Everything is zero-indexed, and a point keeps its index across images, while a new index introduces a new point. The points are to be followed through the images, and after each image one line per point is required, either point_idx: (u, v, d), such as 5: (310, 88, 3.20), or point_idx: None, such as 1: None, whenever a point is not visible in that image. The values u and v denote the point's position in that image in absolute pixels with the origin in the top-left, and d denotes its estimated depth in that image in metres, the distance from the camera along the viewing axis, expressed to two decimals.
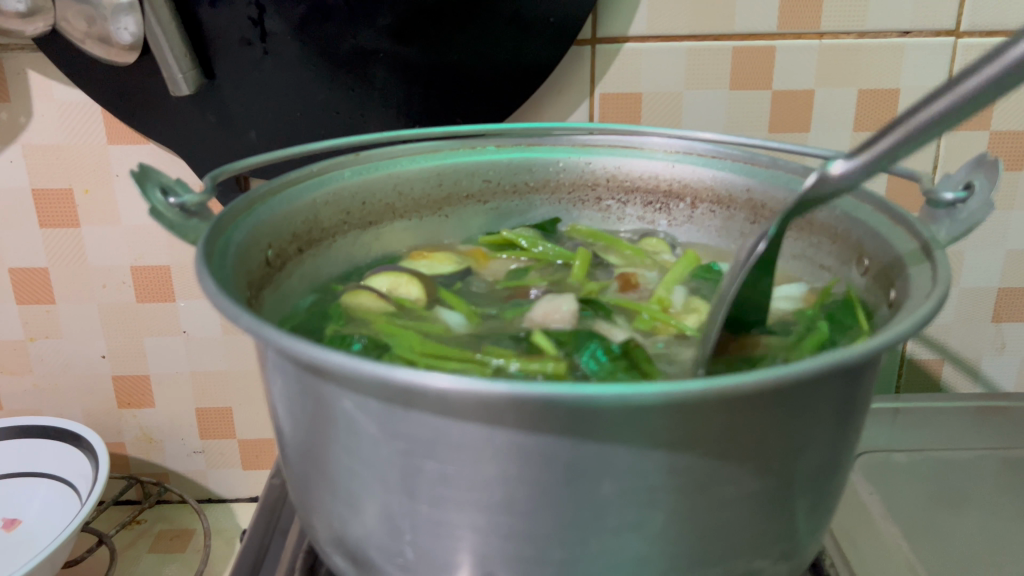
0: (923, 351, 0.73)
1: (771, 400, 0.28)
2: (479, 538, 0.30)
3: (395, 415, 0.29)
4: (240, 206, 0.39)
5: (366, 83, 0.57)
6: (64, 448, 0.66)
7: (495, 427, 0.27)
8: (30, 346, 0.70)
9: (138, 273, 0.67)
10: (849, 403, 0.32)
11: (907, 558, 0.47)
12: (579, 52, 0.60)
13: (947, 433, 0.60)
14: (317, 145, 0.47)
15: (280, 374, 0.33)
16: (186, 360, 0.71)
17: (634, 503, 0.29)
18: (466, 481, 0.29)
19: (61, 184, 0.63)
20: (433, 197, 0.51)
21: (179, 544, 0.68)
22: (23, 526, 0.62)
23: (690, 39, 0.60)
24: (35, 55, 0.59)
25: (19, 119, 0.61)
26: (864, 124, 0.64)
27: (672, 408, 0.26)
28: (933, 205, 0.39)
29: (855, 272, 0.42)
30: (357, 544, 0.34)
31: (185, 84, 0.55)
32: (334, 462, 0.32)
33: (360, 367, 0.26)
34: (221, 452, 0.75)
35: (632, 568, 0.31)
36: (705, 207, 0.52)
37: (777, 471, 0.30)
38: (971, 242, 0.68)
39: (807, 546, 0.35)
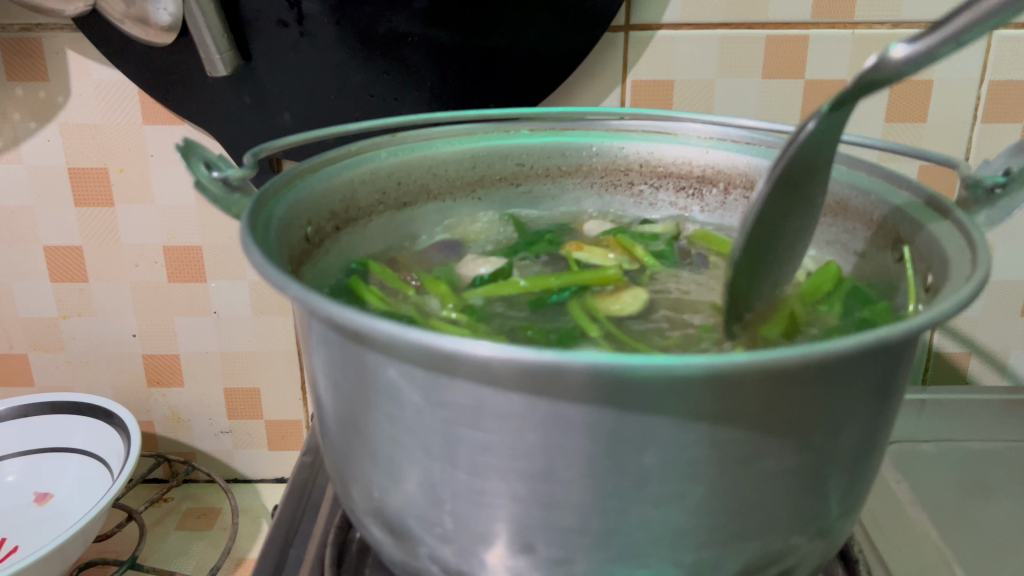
0: (950, 343, 0.72)
1: (814, 375, 0.28)
2: (520, 508, 0.31)
3: (439, 382, 0.29)
4: (281, 182, 0.39)
5: (401, 66, 0.58)
6: (95, 425, 0.66)
7: (539, 396, 0.28)
8: (62, 324, 0.71)
9: (169, 253, 0.68)
10: (888, 381, 0.32)
11: (936, 546, 0.47)
12: (612, 38, 0.61)
13: (974, 425, 0.60)
14: (354, 126, 0.47)
15: (323, 344, 0.33)
16: (215, 340, 0.71)
17: (674, 475, 0.29)
18: (507, 451, 0.29)
19: (97, 163, 0.64)
20: (466, 179, 0.52)
21: (205, 522, 0.69)
22: (55, 501, 0.64)
23: (724, 27, 0.60)
24: (74, 36, 0.59)
25: (57, 98, 0.62)
26: (896, 114, 0.63)
27: (716, 381, 0.27)
28: (970, 191, 0.39)
29: (891, 259, 0.42)
30: (396, 514, 0.34)
31: (222, 64, 0.56)
32: (375, 432, 0.33)
33: (407, 334, 0.27)
34: (248, 432, 0.76)
35: (670, 542, 0.31)
36: (737, 193, 0.51)
37: (816, 446, 0.31)
38: (1002, 234, 0.68)
39: (841, 525, 0.36)
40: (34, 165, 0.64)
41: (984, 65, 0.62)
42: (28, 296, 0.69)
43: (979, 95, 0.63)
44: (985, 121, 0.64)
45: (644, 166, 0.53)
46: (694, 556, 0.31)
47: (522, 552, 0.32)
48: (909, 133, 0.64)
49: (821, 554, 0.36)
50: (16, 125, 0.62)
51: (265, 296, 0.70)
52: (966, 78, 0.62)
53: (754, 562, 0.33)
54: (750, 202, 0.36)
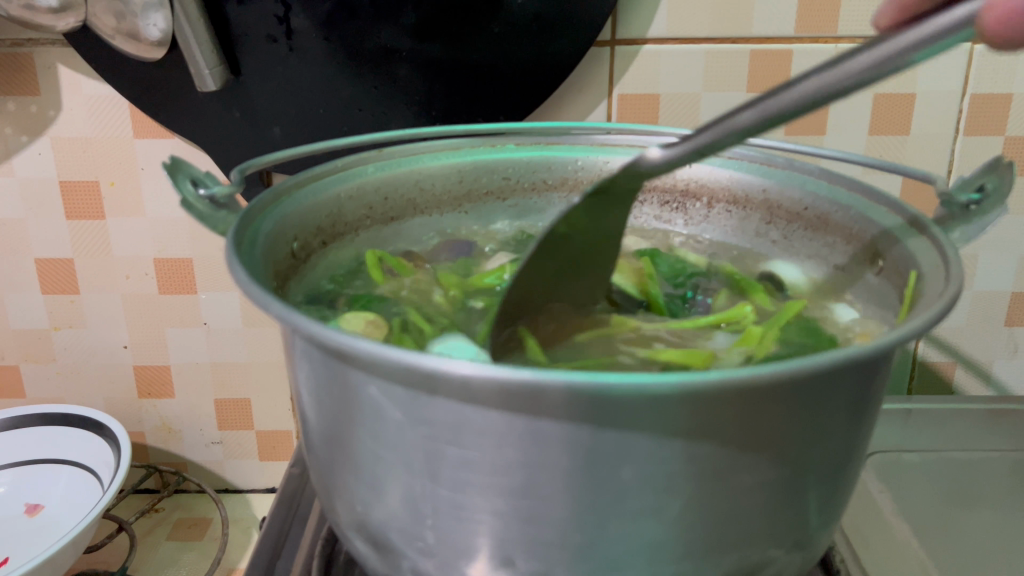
0: (934, 353, 0.73)
1: (788, 393, 0.28)
2: (500, 522, 0.31)
3: (419, 399, 0.29)
4: (268, 199, 0.40)
5: (390, 81, 0.58)
6: (86, 436, 0.67)
7: (517, 413, 0.28)
8: (53, 335, 0.71)
9: (160, 265, 0.68)
10: (863, 397, 0.32)
11: (917, 556, 0.48)
12: (599, 52, 0.61)
13: (957, 434, 0.61)
14: (341, 141, 0.48)
15: (307, 361, 0.34)
16: (206, 350, 0.72)
17: (651, 490, 0.30)
18: (487, 467, 0.30)
19: (88, 176, 0.64)
20: (453, 194, 0.52)
21: (196, 532, 0.69)
22: (46, 512, 0.64)
23: (708, 41, 0.61)
24: (65, 50, 0.60)
25: (48, 112, 0.62)
26: (880, 127, 0.64)
27: (690, 398, 0.27)
28: (946, 207, 0.40)
29: (870, 274, 0.42)
30: (379, 528, 0.35)
31: (212, 79, 0.56)
32: (358, 447, 0.33)
33: (388, 352, 0.27)
34: (239, 443, 0.76)
35: (648, 556, 0.31)
36: (721, 206, 0.52)
37: (792, 461, 0.31)
38: (985, 245, 0.69)
39: (819, 537, 0.36)
40: (25, 178, 0.64)
41: (966, 79, 0.62)
42: (20, 308, 0.70)
43: (961, 108, 0.63)
44: (968, 134, 0.64)
45: None
46: (672, 569, 0.32)
47: (503, 566, 0.32)
48: (893, 145, 0.65)
49: (799, 566, 0.36)
50: (8, 139, 0.63)
51: (255, 307, 0.70)
52: (949, 92, 0.63)
53: (732, 574, 0.33)
54: (657, 159, 0.39)
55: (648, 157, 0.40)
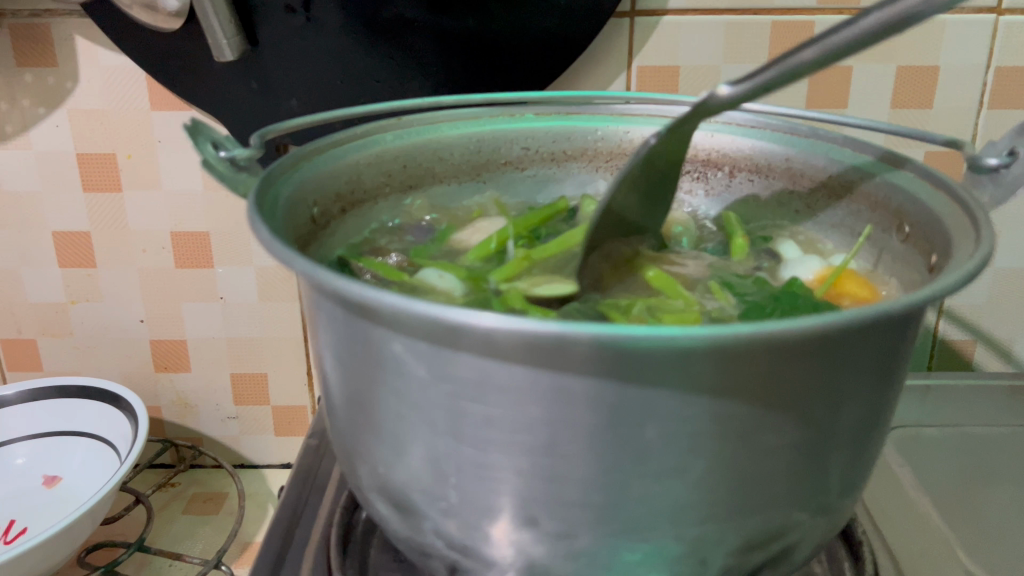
0: (955, 331, 0.72)
1: (817, 348, 0.28)
2: (523, 481, 0.31)
3: (443, 356, 0.29)
4: (287, 163, 0.40)
5: (406, 52, 0.58)
6: (104, 408, 0.66)
7: (543, 369, 0.28)
8: (70, 309, 0.71)
9: (177, 239, 0.68)
10: (891, 356, 0.32)
11: (938, 528, 0.47)
12: (618, 24, 0.61)
13: (977, 409, 0.60)
14: (361, 109, 0.48)
15: (328, 320, 0.34)
16: (222, 325, 0.72)
17: (677, 449, 0.29)
18: (511, 424, 0.30)
19: (105, 148, 0.64)
20: (472, 163, 0.52)
21: (212, 507, 0.69)
22: (63, 485, 0.64)
23: (729, 12, 0.60)
24: (82, 21, 0.60)
25: (65, 84, 0.62)
26: (902, 101, 0.63)
27: (717, 353, 0.27)
28: (975, 171, 0.39)
29: (894, 240, 0.42)
30: (401, 489, 0.35)
31: (229, 50, 0.56)
32: (380, 407, 0.33)
33: (413, 306, 0.27)
34: (255, 418, 0.76)
35: (672, 516, 0.31)
36: (743, 175, 0.51)
37: (818, 422, 0.31)
38: (1007, 221, 0.68)
39: (843, 503, 0.36)
40: (42, 151, 0.64)
41: (990, 51, 0.61)
42: (37, 282, 0.70)
43: (985, 81, 0.63)
44: (991, 107, 0.64)
45: None
46: (697, 532, 0.32)
47: (526, 526, 0.32)
48: (915, 119, 0.64)
49: (823, 532, 0.36)
50: (25, 112, 0.63)
51: (271, 281, 0.70)
52: (972, 64, 0.62)
53: (756, 537, 0.33)
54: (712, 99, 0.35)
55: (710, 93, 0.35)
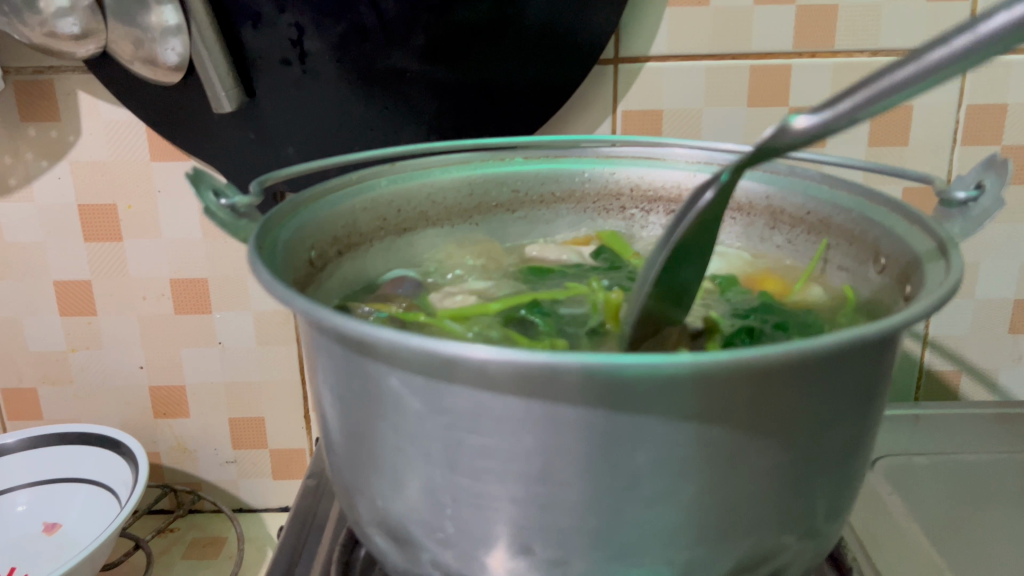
0: (940, 362, 0.74)
1: (797, 375, 0.30)
2: (518, 509, 0.32)
3: (438, 389, 0.31)
4: (286, 210, 0.41)
5: (400, 101, 0.60)
6: (103, 454, 0.67)
7: (536, 398, 0.29)
8: (70, 357, 0.72)
9: (176, 286, 0.69)
10: (869, 383, 0.33)
11: (929, 553, 0.48)
12: (602, 71, 0.63)
13: (965, 438, 0.61)
14: (355, 156, 0.50)
15: (327, 357, 0.35)
16: (221, 370, 0.73)
17: (665, 474, 0.30)
18: (505, 453, 0.31)
19: (106, 199, 0.66)
20: (464, 206, 0.53)
21: (211, 551, 0.70)
22: (63, 531, 0.65)
23: (709, 58, 0.63)
24: (85, 77, 0.62)
25: (68, 137, 0.64)
26: (878, 139, 0.65)
27: (699, 380, 0.28)
28: (946, 205, 0.41)
29: (872, 271, 0.43)
30: (400, 522, 0.35)
31: (228, 101, 0.58)
32: (379, 441, 0.34)
33: (409, 341, 0.28)
34: (253, 462, 0.77)
35: (663, 540, 0.32)
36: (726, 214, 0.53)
37: (801, 446, 0.32)
38: (986, 255, 0.70)
39: (830, 526, 0.37)
40: (45, 202, 0.66)
41: (961, 91, 0.64)
42: (38, 330, 0.71)
43: (958, 119, 0.65)
44: (965, 144, 0.66)
45: (634, 190, 0.54)
46: (687, 555, 0.33)
47: (522, 554, 0.33)
48: (892, 156, 0.66)
49: (812, 555, 0.37)
50: (28, 164, 0.65)
51: (269, 325, 0.71)
52: (945, 103, 0.64)
53: (746, 560, 0.34)
54: (800, 131, 0.27)
55: (787, 127, 0.27)
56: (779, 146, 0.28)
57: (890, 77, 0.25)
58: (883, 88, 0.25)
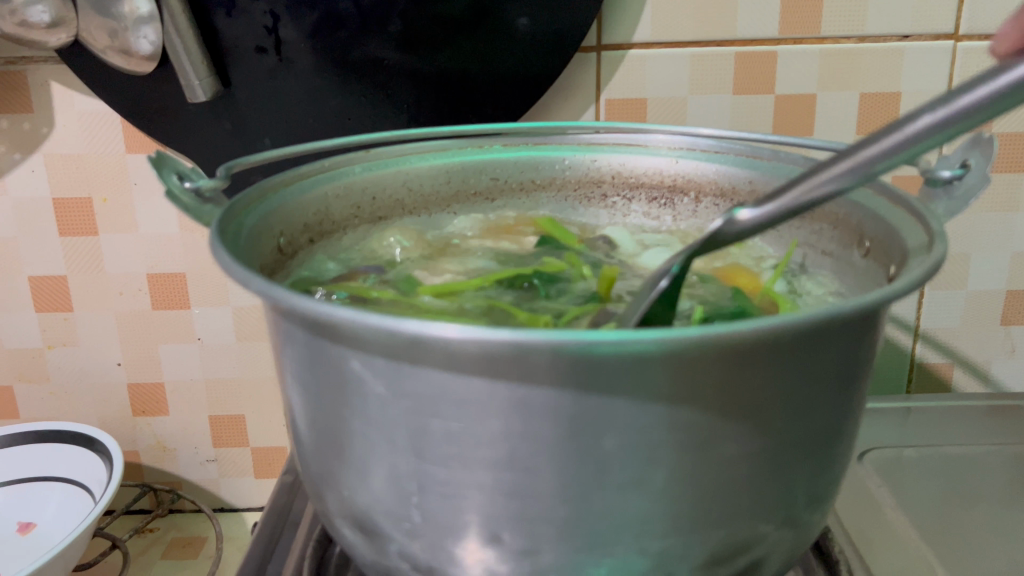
0: (931, 354, 0.73)
1: (772, 354, 0.28)
2: (485, 498, 0.31)
3: (401, 372, 0.29)
4: (253, 194, 0.40)
5: (378, 90, 0.59)
6: (79, 453, 0.66)
7: (500, 380, 0.28)
8: (47, 354, 0.71)
9: (153, 281, 0.68)
10: (851, 365, 0.32)
11: (916, 546, 0.47)
12: (584, 59, 0.62)
13: (956, 431, 0.60)
14: (330, 142, 0.49)
15: (289, 342, 0.34)
16: (201, 367, 0.72)
17: (636, 459, 0.29)
18: (470, 439, 0.30)
19: (81, 193, 0.65)
20: (441, 194, 0.52)
21: (190, 552, 0.69)
22: (38, 531, 0.63)
23: (693, 45, 0.62)
24: (58, 68, 0.61)
25: (41, 130, 0.63)
26: (866, 127, 0.64)
27: (670, 359, 0.27)
28: (930, 185, 0.39)
29: (854, 255, 0.42)
30: (366, 513, 0.34)
31: (202, 91, 0.57)
32: (343, 428, 0.33)
33: (367, 319, 0.27)
34: (234, 460, 0.75)
35: (635, 529, 0.31)
36: (709, 201, 0.51)
37: (779, 430, 0.31)
38: (977, 245, 0.69)
39: (811, 515, 0.36)
40: (19, 197, 0.65)
41: (951, 79, 0.63)
42: (14, 327, 0.70)
43: None
44: None
45: (616, 178, 0.53)
46: (661, 544, 0.31)
47: (490, 544, 0.32)
48: None
49: (793, 544, 0.36)
50: (2, 157, 0.63)
51: (249, 321, 0.70)
52: (934, 89, 0.63)
53: (723, 550, 0.33)
54: (746, 223, 0.29)
55: (731, 219, 0.29)
56: (724, 241, 0.29)
57: (874, 148, 0.27)
58: (862, 162, 0.27)
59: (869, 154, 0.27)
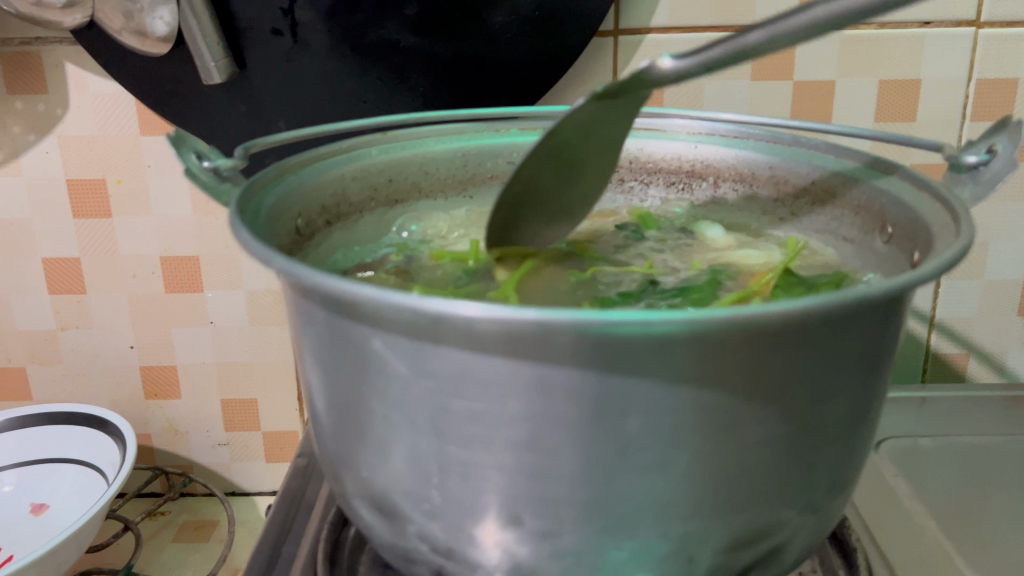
0: (947, 345, 0.72)
1: (799, 336, 0.28)
2: (507, 479, 0.30)
3: (424, 351, 0.29)
4: (271, 174, 0.40)
5: (394, 73, 0.59)
6: (92, 435, 0.66)
7: (524, 360, 0.28)
8: (60, 337, 0.71)
9: (166, 264, 0.68)
10: (876, 348, 0.32)
11: (934, 535, 0.47)
12: (602, 43, 0.61)
13: (972, 421, 0.60)
14: (347, 124, 0.48)
15: (308, 321, 0.34)
16: (213, 350, 0.72)
17: (659, 442, 0.29)
18: (492, 419, 0.29)
19: (95, 174, 0.65)
20: (458, 178, 0.52)
21: (202, 535, 0.69)
22: (51, 512, 0.63)
23: (711, 30, 0.61)
24: (73, 49, 0.61)
25: (56, 111, 0.62)
26: (884, 114, 0.64)
27: (696, 340, 0.27)
28: (956, 170, 0.40)
29: (878, 242, 0.42)
30: (385, 494, 0.34)
31: (217, 72, 0.56)
32: (363, 408, 0.33)
33: (391, 298, 0.27)
34: (246, 444, 0.75)
35: (657, 513, 0.31)
36: (728, 186, 0.51)
37: (803, 414, 0.30)
38: (995, 235, 0.68)
39: (832, 502, 0.35)
40: (33, 178, 0.65)
41: (971, 65, 0.62)
42: (27, 309, 0.70)
43: (967, 94, 0.63)
44: (975, 119, 0.64)
45: (634, 163, 0.53)
46: (683, 528, 0.31)
47: (510, 525, 0.32)
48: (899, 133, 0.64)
49: (814, 530, 0.35)
50: (16, 138, 0.63)
51: (261, 305, 0.70)
52: (953, 77, 0.63)
53: (744, 535, 0.32)
54: (669, 70, 0.33)
55: (658, 65, 0.34)
56: (654, 78, 0.35)
57: (753, 37, 0.31)
58: (736, 46, 0.31)
59: (738, 42, 0.31)
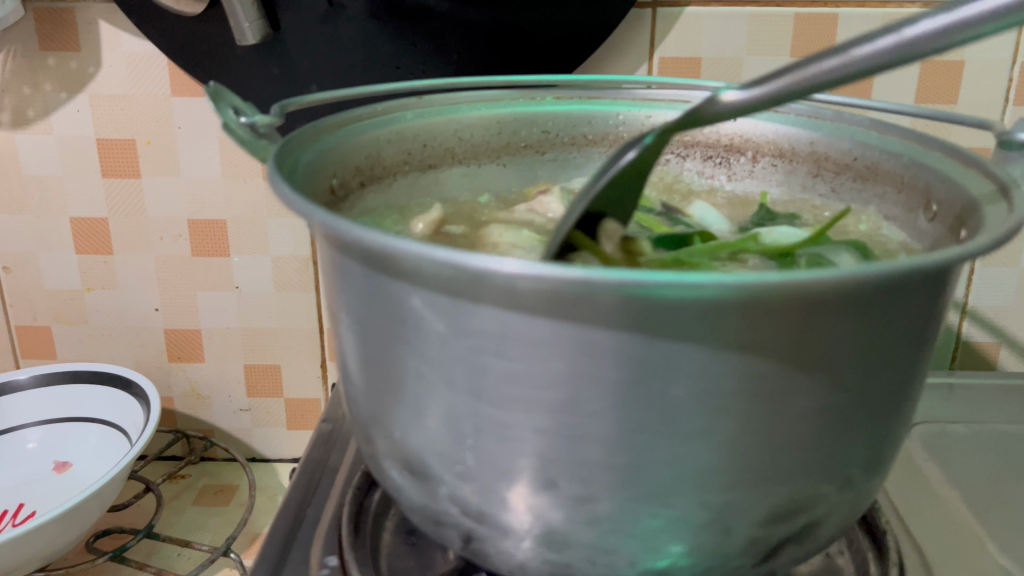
0: (978, 333, 0.72)
1: (847, 304, 0.27)
2: (544, 442, 0.30)
3: (463, 309, 0.29)
4: (307, 133, 0.39)
5: (428, 39, 0.58)
6: (117, 394, 0.67)
7: (567, 320, 0.27)
8: (86, 296, 0.71)
9: (194, 227, 0.68)
10: (924, 322, 0.31)
11: (964, 520, 0.46)
12: (640, 15, 0.61)
13: (1004, 409, 0.59)
14: (381, 86, 0.48)
15: (346, 279, 0.33)
16: (238, 315, 0.72)
17: (702, 410, 0.28)
18: (532, 379, 0.29)
19: (125, 134, 0.65)
20: (492, 145, 0.52)
21: (223, 499, 0.69)
22: (73, 470, 0.64)
23: (752, 4, 0.60)
24: (107, 6, 0.60)
25: (88, 69, 0.62)
26: (924, 96, 0.63)
27: (746, 303, 0.26)
28: (1005, 148, 0.38)
29: (922, 220, 0.40)
30: (417, 454, 0.34)
31: (251, 33, 0.56)
32: (399, 367, 0.32)
33: (435, 253, 0.26)
34: (268, 411, 0.75)
35: (695, 482, 0.30)
36: (767, 161, 0.50)
37: (848, 386, 0.30)
38: None
39: (869, 481, 0.35)
40: (63, 136, 0.65)
41: (1017, 46, 0.61)
42: (53, 268, 0.70)
43: (1011, 77, 0.62)
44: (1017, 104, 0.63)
45: (670, 137, 0.53)
46: (721, 497, 0.31)
47: (545, 489, 0.31)
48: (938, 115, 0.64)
49: (850, 508, 0.35)
50: (47, 96, 0.63)
51: (287, 271, 0.70)
52: (998, 58, 0.62)
53: (781, 508, 0.32)
54: (729, 103, 0.31)
55: (717, 99, 0.31)
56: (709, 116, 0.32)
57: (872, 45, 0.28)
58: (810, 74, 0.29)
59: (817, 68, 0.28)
